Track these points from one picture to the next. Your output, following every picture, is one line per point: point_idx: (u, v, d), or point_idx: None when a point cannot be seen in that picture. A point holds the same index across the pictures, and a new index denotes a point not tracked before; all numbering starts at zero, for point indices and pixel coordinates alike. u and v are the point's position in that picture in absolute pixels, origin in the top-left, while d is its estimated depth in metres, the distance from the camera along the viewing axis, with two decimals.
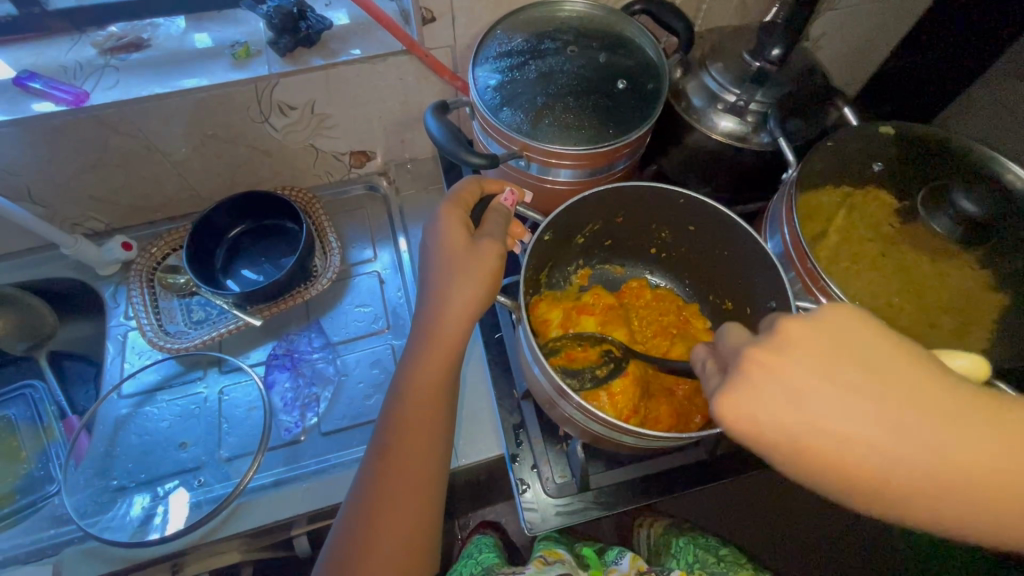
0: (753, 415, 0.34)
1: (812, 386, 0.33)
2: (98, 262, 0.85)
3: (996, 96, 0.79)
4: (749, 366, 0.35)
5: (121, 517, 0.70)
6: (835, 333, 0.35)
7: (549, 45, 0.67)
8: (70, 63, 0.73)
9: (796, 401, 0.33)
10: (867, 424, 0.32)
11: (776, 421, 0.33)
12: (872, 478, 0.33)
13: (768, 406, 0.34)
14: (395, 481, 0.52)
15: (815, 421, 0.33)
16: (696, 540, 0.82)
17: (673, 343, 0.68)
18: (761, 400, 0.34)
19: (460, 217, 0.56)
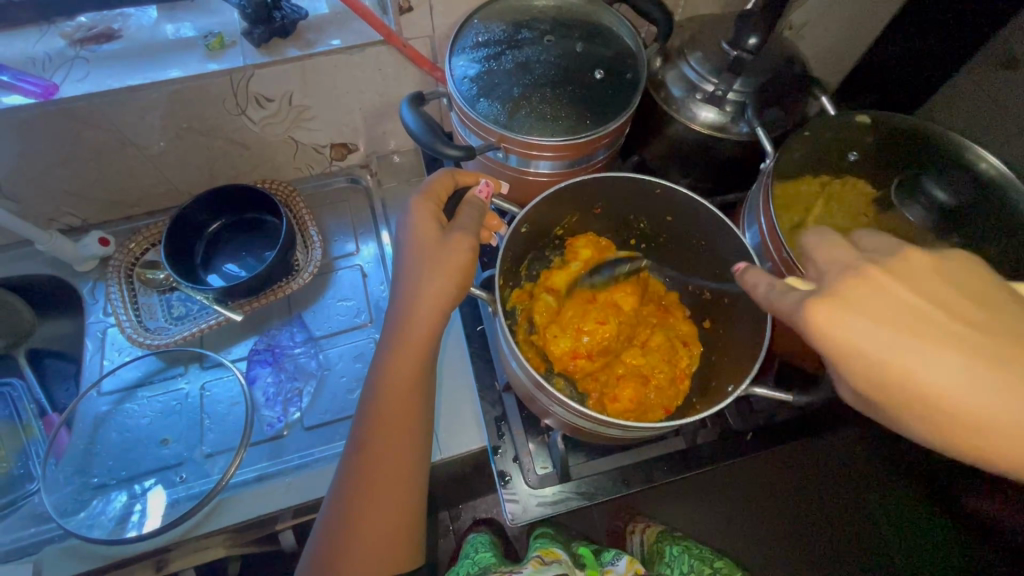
0: (873, 331, 0.37)
1: (916, 310, 0.38)
2: (76, 258, 0.84)
3: (978, 85, 0.79)
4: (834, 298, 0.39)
5: (98, 515, 0.69)
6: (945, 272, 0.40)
7: (526, 35, 0.66)
8: (38, 55, 0.72)
9: (902, 315, 0.38)
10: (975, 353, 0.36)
11: (877, 339, 0.37)
12: (968, 412, 0.36)
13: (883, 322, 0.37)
14: (372, 476, 0.52)
15: (908, 344, 0.37)
16: (689, 548, 0.86)
17: (652, 333, 0.67)
18: (875, 314, 0.38)
19: (433, 210, 0.56)
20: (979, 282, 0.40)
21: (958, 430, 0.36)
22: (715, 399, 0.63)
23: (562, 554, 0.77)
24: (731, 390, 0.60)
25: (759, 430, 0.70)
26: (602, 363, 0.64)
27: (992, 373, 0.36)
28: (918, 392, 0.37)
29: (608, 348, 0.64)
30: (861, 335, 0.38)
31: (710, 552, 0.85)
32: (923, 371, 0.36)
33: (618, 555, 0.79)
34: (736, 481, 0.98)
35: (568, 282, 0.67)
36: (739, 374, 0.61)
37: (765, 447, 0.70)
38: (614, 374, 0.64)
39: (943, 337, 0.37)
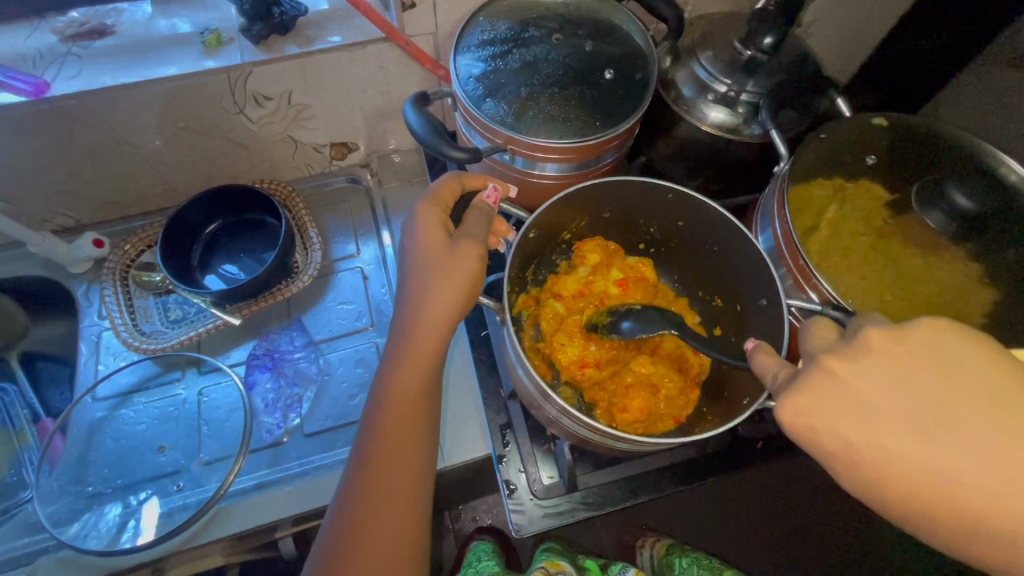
0: (842, 432, 0.38)
1: (884, 403, 0.38)
2: (69, 260, 0.81)
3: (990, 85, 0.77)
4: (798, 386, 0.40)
5: (93, 525, 0.68)
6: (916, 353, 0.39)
7: (533, 33, 0.64)
8: (28, 50, 0.70)
9: (867, 413, 0.38)
10: (951, 445, 0.36)
11: (846, 434, 0.38)
12: (936, 498, 0.36)
13: (853, 422, 0.38)
14: (376, 491, 0.50)
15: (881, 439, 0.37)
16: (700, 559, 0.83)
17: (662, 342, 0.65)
18: (845, 414, 0.38)
19: (438, 215, 0.54)
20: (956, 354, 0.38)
21: (945, 523, 0.36)
22: (726, 411, 0.60)
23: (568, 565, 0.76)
24: (746, 404, 0.56)
25: (769, 438, 0.69)
26: (613, 372, 0.63)
27: (948, 464, 0.35)
28: (899, 488, 0.37)
29: (618, 355, 0.63)
30: (828, 433, 0.39)
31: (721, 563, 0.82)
32: (895, 472, 0.36)
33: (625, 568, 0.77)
34: (741, 485, 0.97)
35: (577, 288, 0.66)
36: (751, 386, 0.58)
37: (775, 456, 0.69)
38: (622, 384, 0.62)
39: (917, 433, 0.36)
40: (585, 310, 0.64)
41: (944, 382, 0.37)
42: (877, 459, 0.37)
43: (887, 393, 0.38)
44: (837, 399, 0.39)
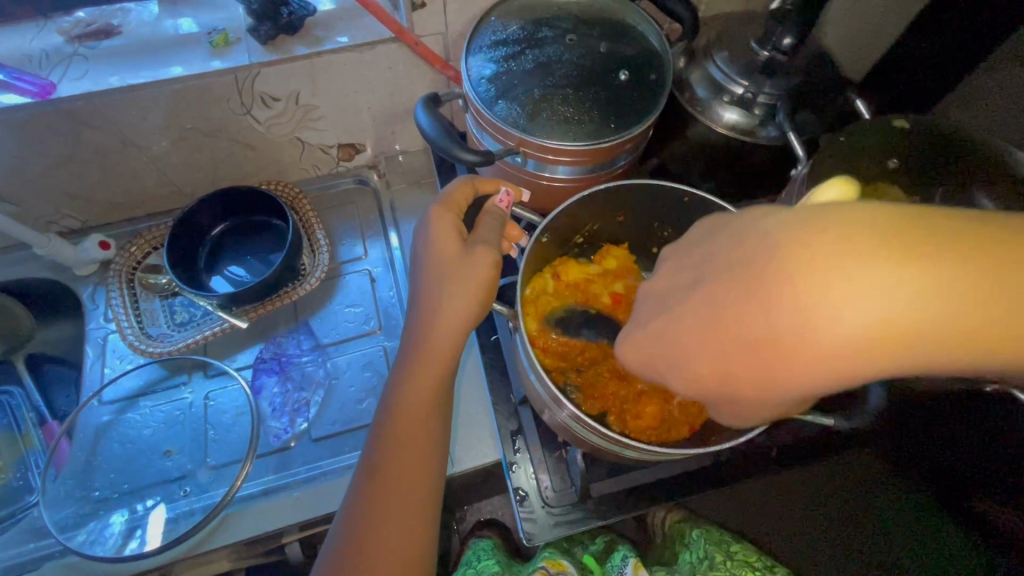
0: (659, 337, 0.39)
1: (679, 294, 0.38)
2: (75, 262, 0.81)
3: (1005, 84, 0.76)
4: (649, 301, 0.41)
5: (98, 532, 0.67)
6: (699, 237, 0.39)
7: (546, 34, 0.63)
8: (35, 51, 0.69)
9: (672, 304, 0.39)
10: (730, 295, 0.34)
11: (656, 334, 0.39)
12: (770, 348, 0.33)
13: (661, 319, 0.39)
14: (386, 501, 0.49)
15: (683, 331, 0.38)
16: (709, 533, 0.79)
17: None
18: (650, 318, 0.40)
19: (451, 220, 0.53)
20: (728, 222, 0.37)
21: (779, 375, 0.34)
22: None
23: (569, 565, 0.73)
24: None
25: (783, 445, 0.68)
26: (586, 364, 0.62)
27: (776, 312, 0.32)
28: (720, 361, 0.36)
29: (566, 354, 0.61)
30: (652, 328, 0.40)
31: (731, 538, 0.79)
32: (703, 354, 0.37)
33: (625, 557, 0.76)
34: None
35: (577, 274, 0.66)
36: None
37: (789, 465, 0.68)
38: (633, 390, 0.60)
39: (702, 302, 0.36)
40: (574, 299, 0.65)
41: (730, 246, 0.36)
42: (685, 346, 0.38)
43: (679, 277, 0.39)
44: (648, 306, 0.42)
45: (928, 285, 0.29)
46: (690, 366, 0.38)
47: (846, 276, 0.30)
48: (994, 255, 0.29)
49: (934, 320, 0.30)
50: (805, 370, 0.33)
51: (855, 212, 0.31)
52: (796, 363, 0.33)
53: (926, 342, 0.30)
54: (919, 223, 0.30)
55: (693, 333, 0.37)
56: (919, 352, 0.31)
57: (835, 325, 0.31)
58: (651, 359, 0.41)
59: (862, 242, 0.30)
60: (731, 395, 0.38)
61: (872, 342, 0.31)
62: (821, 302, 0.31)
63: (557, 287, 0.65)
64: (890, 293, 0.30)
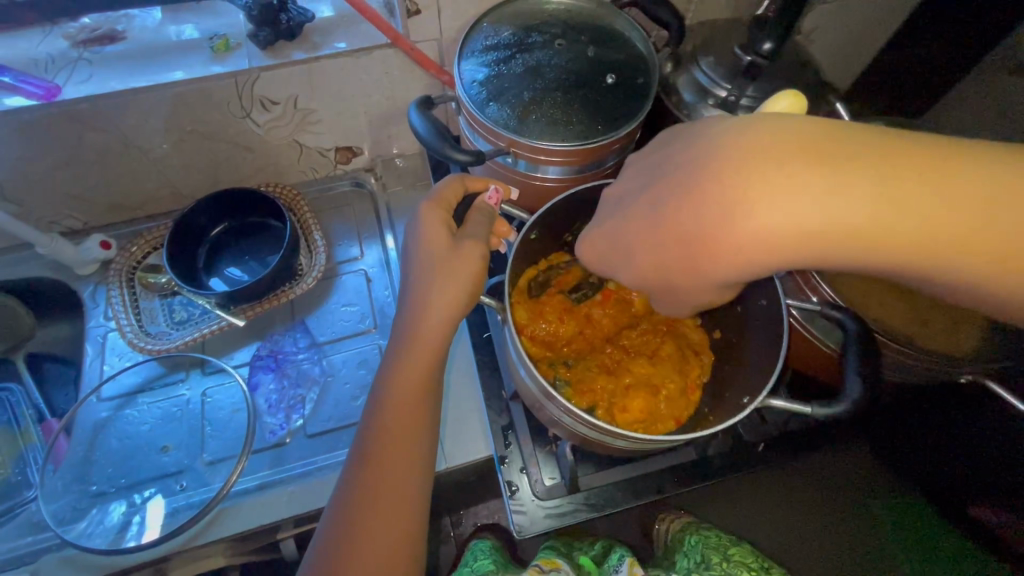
0: (614, 237, 0.43)
1: (633, 196, 0.42)
2: (77, 262, 0.83)
3: (986, 89, 0.78)
4: (606, 206, 0.45)
5: (97, 523, 0.68)
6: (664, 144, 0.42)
7: (536, 39, 0.65)
8: (41, 56, 0.71)
9: (624, 206, 0.43)
10: (673, 197, 0.38)
11: (610, 237, 0.43)
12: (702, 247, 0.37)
13: (619, 220, 0.43)
14: (377, 490, 0.51)
15: (632, 227, 0.41)
16: (707, 538, 0.79)
17: (662, 343, 0.65)
18: (606, 220, 0.44)
19: (443, 216, 0.54)
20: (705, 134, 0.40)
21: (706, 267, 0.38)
22: (728, 411, 0.60)
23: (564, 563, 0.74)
24: (748, 402, 0.58)
25: (770, 441, 0.69)
26: (574, 354, 0.65)
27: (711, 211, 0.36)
28: (656, 256, 0.40)
29: (553, 343, 0.64)
30: (607, 230, 0.43)
31: (729, 541, 0.79)
32: (647, 250, 0.41)
33: (622, 558, 0.76)
34: None
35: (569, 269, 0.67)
36: (753, 385, 0.59)
37: (777, 460, 0.69)
38: (621, 384, 0.62)
39: (649, 201, 0.40)
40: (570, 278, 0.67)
41: (684, 149, 0.39)
42: (633, 244, 0.42)
43: (637, 179, 0.43)
44: (608, 208, 0.45)
45: (838, 188, 0.34)
46: (638, 266, 0.42)
47: (770, 178, 0.35)
48: (901, 161, 0.34)
49: (845, 221, 0.34)
50: (727, 263, 0.37)
51: (798, 126, 0.36)
52: (720, 255, 0.37)
53: (827, 239, 0.35)
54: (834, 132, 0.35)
55: (636, 230, 0.41)
56: (825, 248, 0.36)
57: (765, 221, 0.35)
58: (608, 263, 0.45)
59: (793, 148, 0.35)
60: (669, 289, 0.42)
61: (798, 235, 0.35)
62: (751, 203, 0.35)
63: (556, 272, 0.67)
64: (809, 196, 0.34)
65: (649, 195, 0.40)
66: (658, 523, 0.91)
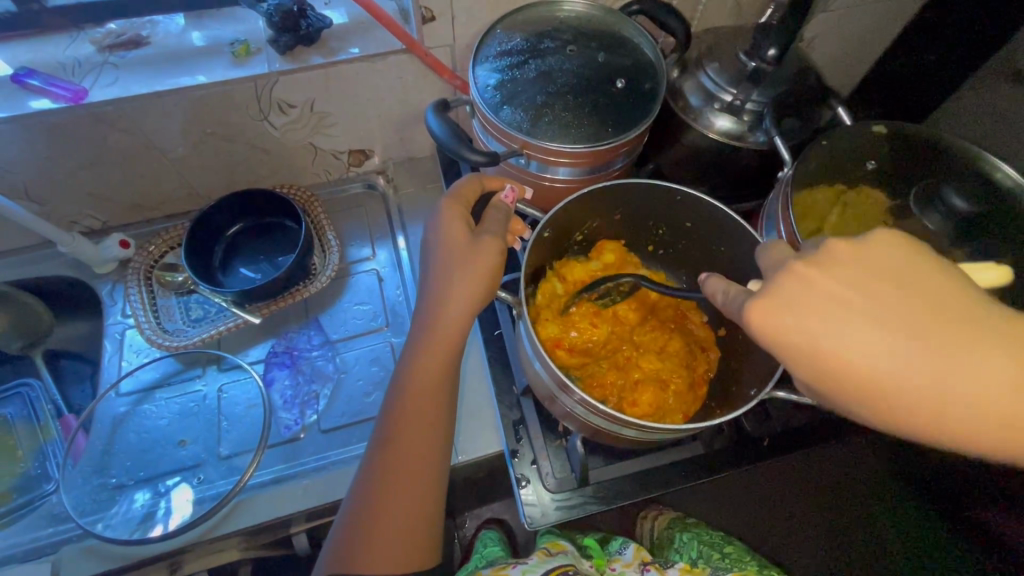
0: (804, 327, 0.40)
1: (855, 296, 0.40)
2: (95, 260, 0.84)
3: (985, 96, 0.80)
4: (792, 280, 0.41)
5: (122, 514, 0.70)
6: (880, 256, 0.42)
7: (548, 45, 0.67)
8: (68, 60, 0.73)
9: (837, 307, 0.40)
10: (939, 338, 0.38)
11: (819, 331, 0.39)
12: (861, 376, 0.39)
13: (806, 314, 0.40)
14: (395, 478, 0.52)
15: (851, 333, 0.39)
16: (699, 536, 0.85)
17: (685, 350, 0.67)
18: (797, 310, 0.40)
19: (460, 214, 0.56)
20: (910, 259, 0.41)
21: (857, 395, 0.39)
22: (735, 404, 0.62)
23: (569, 545, 0.76)
24: (755, 393, 0.60)
25: (774, 436, 0.71)
26: (599, 357, 0.65)
27: (957, 374, 0.37)
28: (819, 366, 0.40)
29: (591, 350, 0.65)
30: (788, 322, 0.40)
31: (719, 537, 0.85)
32: (875, 363, 0.38)
33: (625, 542, 0.79)
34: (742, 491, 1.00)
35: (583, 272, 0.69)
36: (759, 377, 0.60)
37: (781, 454, 0.70)
38: (631, 379, 0.64)
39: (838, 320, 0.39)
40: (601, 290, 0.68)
41: (940, 298, 0.40)
42: (847, 351, 0.39)
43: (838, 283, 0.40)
44: (798, 288, 0.41)
45: None
46: (814, 376, 0.41)
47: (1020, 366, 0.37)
48: None
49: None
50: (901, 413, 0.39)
51: None
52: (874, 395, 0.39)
53: (1002, 432, 0.37)
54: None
55: (858, 340, 0.39)
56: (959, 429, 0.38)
57: (993, 395, 0.37)
58: (785, 350, 0.41)
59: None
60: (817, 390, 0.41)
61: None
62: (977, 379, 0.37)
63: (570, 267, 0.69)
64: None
65: (918, 313, 0.39)
66: (641, 521, 0.95)
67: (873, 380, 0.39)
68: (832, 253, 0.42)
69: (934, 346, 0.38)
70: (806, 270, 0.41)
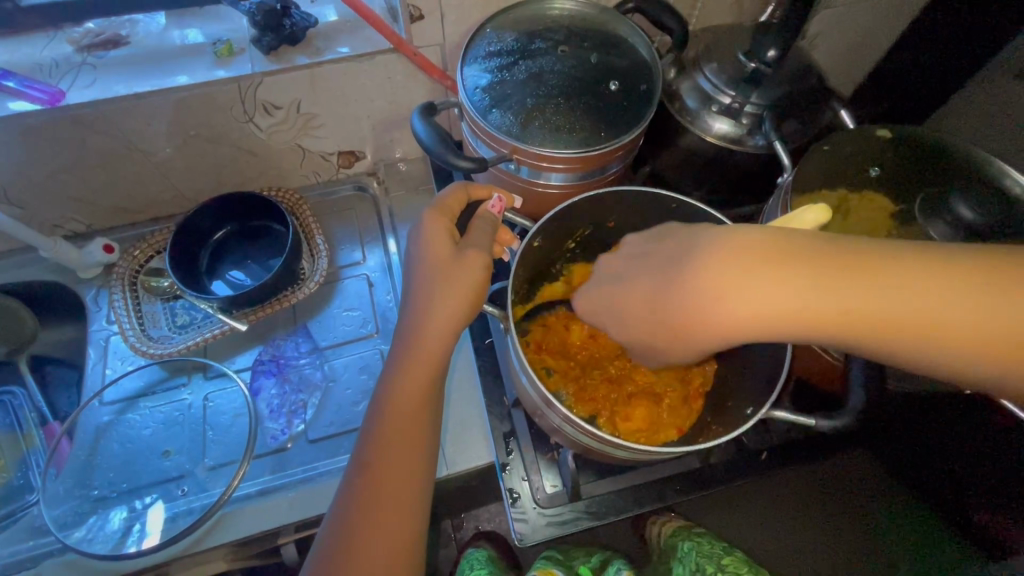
0: (601, 302, 0.49)
1: (642, 271, 0.47)
2: (79, 265, 0.83)
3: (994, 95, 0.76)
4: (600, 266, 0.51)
5: (98, 529, 0.68)
6: (659, 233, 0.48)
7: (539, 45, 0.65)
8: (46, 60, 0.71)
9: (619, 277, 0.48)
10: (705, 271, 0.43)
11: (611, 299, 0.48)
12: (650, 317, 0.46)
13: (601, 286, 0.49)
14: (378, 498, 0.50)
15: (630, 296, 0.47)
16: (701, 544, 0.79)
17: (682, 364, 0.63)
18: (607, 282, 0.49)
19: (445, 224, 0.54)
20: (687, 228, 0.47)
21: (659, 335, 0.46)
22: (731, 420, 0.59)
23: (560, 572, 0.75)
24: (751, 413, 0.57)
25: (774, 449, 0.69)
26: (586, 368, 0.63)
27: (735, 292, 0.42)
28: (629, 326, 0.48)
29: (564, 348, 0.64)
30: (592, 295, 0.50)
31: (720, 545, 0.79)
32: (641, 312, 0.46)
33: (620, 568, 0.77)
34: None
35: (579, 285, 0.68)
36: (758, 395, 0.57)
37: (780, 467, 0.68)
38: (624, 393, 0.62)
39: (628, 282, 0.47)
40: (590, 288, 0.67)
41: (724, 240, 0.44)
42: (623, 312, 0.48)
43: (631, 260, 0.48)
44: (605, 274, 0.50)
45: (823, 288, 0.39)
46: (629, 324, 0.48)
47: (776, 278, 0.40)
48: (847, 267, 0.39)
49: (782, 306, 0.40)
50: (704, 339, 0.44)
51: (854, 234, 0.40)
52: (679, 334, 0.45)
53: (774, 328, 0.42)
54: (776, 242, 0.41)
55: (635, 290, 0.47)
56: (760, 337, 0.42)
57: (733, 302, 0.42)
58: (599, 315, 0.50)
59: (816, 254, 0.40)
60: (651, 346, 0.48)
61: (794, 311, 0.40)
62: (742, 295, 0.41)
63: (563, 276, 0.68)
64: (781, 282, 0.40)
65: (658, 264, 0.46)
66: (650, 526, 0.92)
67: (661, 314, 0.45)
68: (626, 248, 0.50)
69: (672, 286, 0.44)
70: (607, 261, 0.51)
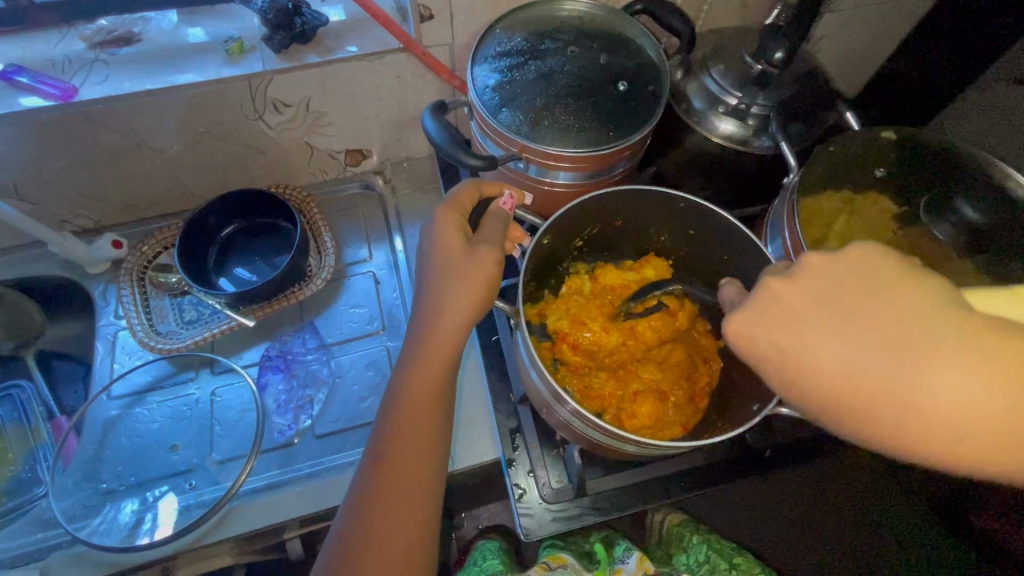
0: (763, 333, 0.35)
1: (835, 312, 0.33)
2: (87, 260, 0.83)
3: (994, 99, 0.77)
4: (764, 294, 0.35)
5: (109, 521, 0.68)
6: (861, 262, 0.34)
7: (549, 45, 0.66)
8: (58, 57, 0.72)
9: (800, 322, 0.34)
10: (915, 350, 0.31)
11: (777, 340, 0.34)
12: (842, 390, 0.33)
13: (772, 327, 0.35)
14: (388, 492, 0.51)
15: (812, 343, 0.33)
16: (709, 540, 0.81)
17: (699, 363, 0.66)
18: (773, 322, 0.35)
19: (456, 221, 0.55)
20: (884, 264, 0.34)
21: (844, 416, 0.33)
22: (736, 418, 0.60)
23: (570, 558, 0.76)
24: (756, 410, 0.57)
25: (777, 448, 0.70)
26: (594, 366, 0.64)
27: (958, 384, 0.30)
28: (800, 391, 0.34)
29: (594, 353, 0.63)
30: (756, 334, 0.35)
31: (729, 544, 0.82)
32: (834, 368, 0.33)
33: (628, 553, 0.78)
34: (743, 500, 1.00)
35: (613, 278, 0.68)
36: (763, 393, 0.58)
37: (782, 465, 0.69)
38: (630, 390, 0.62)
39: (818, 326, 0.33)
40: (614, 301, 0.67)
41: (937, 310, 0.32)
42: (808, 359, 0.33)
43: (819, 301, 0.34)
44: (771, 304, 0.35)
45: None
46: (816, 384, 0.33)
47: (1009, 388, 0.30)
48: None
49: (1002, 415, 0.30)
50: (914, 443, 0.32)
51: None
52: (864, 423, 0.33)
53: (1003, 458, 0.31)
54: (1004, 338, 0.31)
55: (837, 352, 0.33)
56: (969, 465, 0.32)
57: (964, 409, 0.30)
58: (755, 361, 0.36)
59: None
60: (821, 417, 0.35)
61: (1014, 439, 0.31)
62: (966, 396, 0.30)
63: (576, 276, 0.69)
64: (1021, 393, 0.30)
65: (872, 313, 0.33)
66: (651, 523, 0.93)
67: (861, 385, 0.32)
68: (802, 267, 0.35)
69: (884, 357, 0.32)
70: (771, 284, 0.35)
